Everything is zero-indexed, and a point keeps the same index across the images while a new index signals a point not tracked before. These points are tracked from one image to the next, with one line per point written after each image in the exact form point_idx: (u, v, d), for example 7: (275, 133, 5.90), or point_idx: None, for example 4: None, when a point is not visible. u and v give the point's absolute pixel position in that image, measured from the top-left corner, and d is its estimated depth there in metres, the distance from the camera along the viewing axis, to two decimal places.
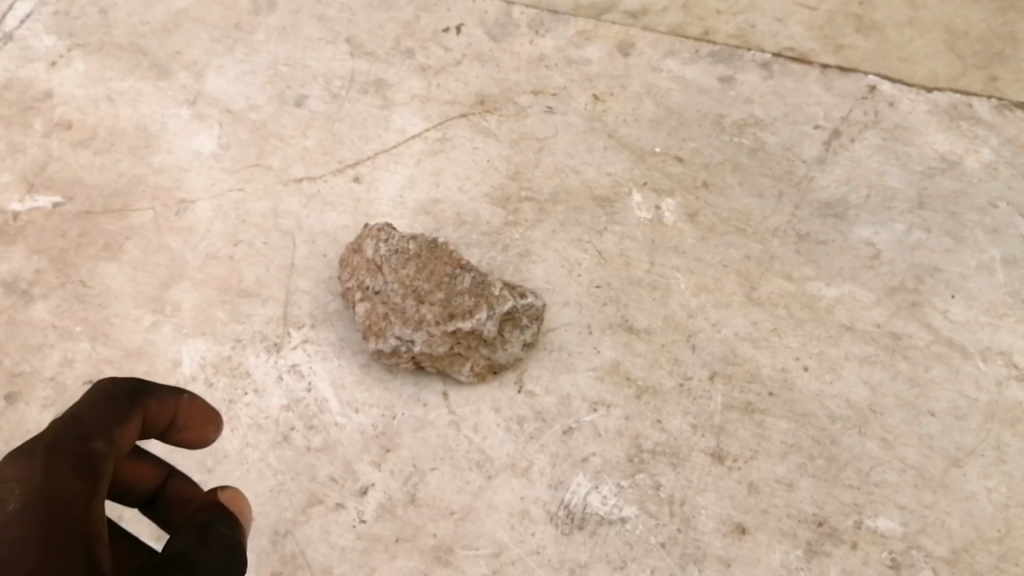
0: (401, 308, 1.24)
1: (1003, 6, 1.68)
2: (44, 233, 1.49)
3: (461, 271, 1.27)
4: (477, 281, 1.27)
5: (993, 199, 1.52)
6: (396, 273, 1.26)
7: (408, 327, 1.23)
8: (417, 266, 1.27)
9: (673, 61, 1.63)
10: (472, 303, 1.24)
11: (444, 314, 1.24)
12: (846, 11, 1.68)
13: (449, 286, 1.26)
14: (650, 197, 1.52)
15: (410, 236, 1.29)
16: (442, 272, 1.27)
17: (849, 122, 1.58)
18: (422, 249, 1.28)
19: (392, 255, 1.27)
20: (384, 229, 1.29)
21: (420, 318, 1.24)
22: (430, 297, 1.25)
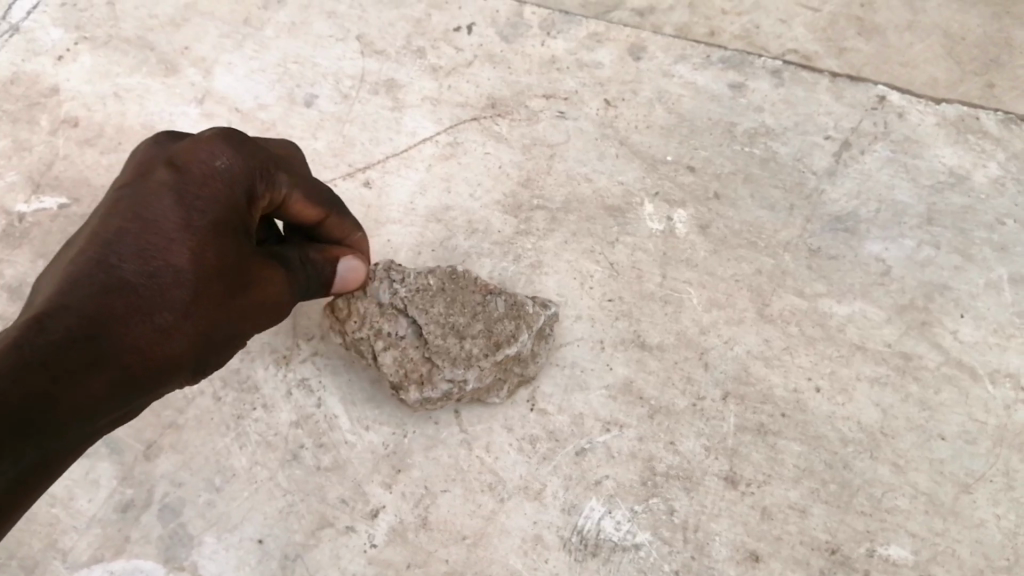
0: (447, 351, 1.23)
1: (998, 12, 1.62)
2: (49, 235, 1.48)
3: (490, 295, 1.27)
4: (508, 303, 1.27)
5: (1000, 216, 1.50)
6: (428, 311, 1.23)
7: (460, 367, 1.22)
8: (446, 300, 1.25)
9: (683, 66, 1.58)
10: (513, 326, 1.26)
11: (489, 344, 1.24)
12: (848, 14, 1.63)
13: (485, 314, 1.25)
14: (662, 207, 1.49)
15: (428, 269, 1.26)
16: (472, 302, 1.26)
17: (859, 134, 1.54)
18: (444, 280, 1.26)
19: (414, 294, 1.24)
20: (395, 270, 1.25)
21: (468, 356, 1.23)
22: (469, 330, 1.24)
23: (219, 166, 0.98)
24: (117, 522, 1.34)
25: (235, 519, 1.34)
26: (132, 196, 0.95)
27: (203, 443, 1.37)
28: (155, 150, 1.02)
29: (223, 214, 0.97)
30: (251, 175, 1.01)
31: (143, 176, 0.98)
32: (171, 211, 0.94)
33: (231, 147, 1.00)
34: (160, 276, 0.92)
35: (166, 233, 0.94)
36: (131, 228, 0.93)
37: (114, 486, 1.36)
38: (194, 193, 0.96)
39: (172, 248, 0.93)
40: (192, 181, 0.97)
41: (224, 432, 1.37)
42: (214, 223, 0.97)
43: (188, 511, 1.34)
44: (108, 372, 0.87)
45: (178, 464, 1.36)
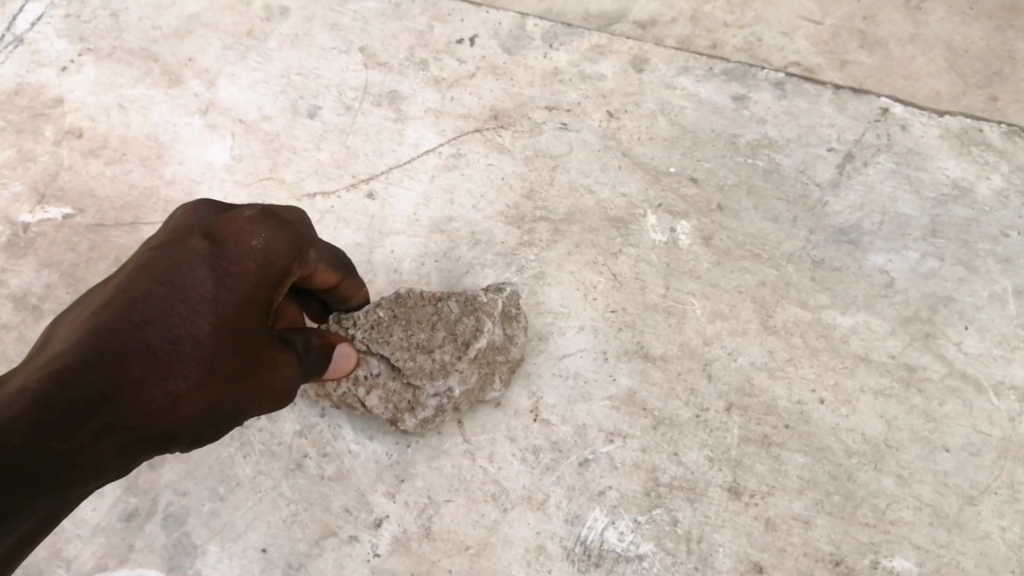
0: (422, 370, 1.23)
1: (1001, 25, 1.63)
2: (53, 246, 1.49)
3: (440, 301, 1.27)
4: (461, 303, 1.28)
5: (1004, 228, 1.50)
6: (388, 344, 1.23)
7: (440, 379, 1.23)
8: (401, 325, 1.24)
9: (686, 78, 1.59)
10: (474, 321, 1.27)
11: (459, 346, 1.25)
12: (851, 27, 1.63)
13: (443, 321, 1.26)
14: (666, 218, 1.49)
15: (373, 304, 1.25)
16: (425, 315, 1.26)
17: (862, 145, 1.55)
18: (392, 306, 1.25)
19: (369, 333, 1.23)
20: (341, 320, 1.24)
21: (443, 365, 1.24)
22: (434, 342, 1.24)
23: (256, 243, 0.87)
24: (121, 531, 1.34)
25: (239, 529, 1.33)
26: (160, 257, 0.82)
27: (207, 452, 1.37)
28: (177, 217, 0.90)
29: (251, 293, 0.85)
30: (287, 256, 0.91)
31: (173, 240, 0.85)
32: (205, 279, 0.82)
33: (269, 225, 0.90)
34: (182, 347, 0.77)
35: (196, 300, 0.80)
36: (158, 289, 0.78)
37: (118, 496, 1.36)
38: (228, 264, 0.84)
39: (196, 319, 0.79)
40: (229, 251, 0.85)
41: (227, 441, 1.37)
42: (241, 302, 0.84)
43: (191, 520, 1.34)
44: (104, 451, 0.69)
45: (181, 473, 1.36)
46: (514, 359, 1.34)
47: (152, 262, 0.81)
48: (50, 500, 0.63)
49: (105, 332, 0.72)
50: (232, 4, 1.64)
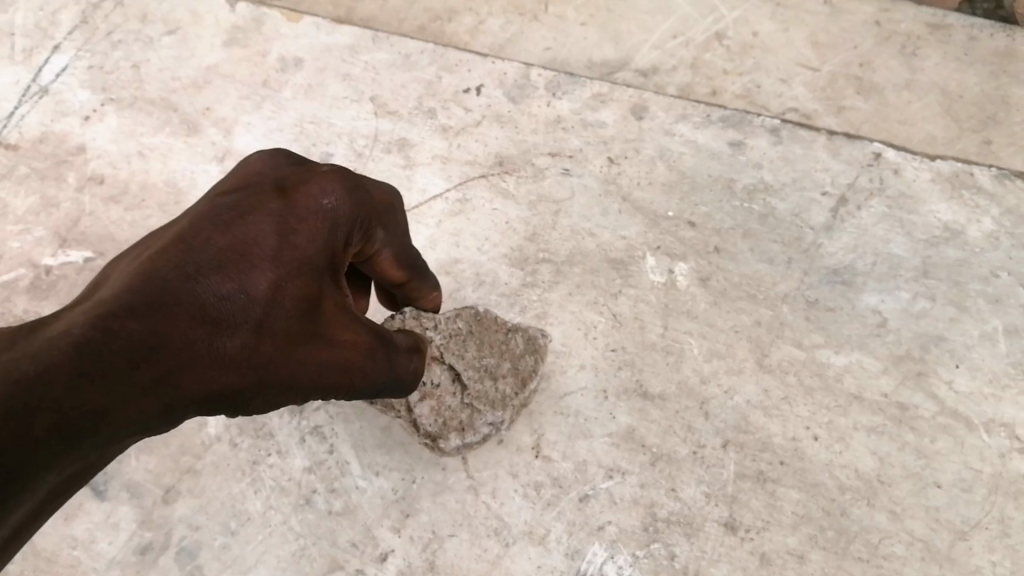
0: (487, 396, 1.27)
1: (995, 70, 1.70)
2: (75, 288, 1.54)
3: (510, 333, 1.32)
4: (525, 340, 1.34)
5: (994, 269, 1.55)
6: (461, 357, 1.27)
7: (499, 409, 1.28)
8: (475, 342, 1.29)
9: (684, 125, 1.65)
10: (533, 361, 1.33)
11: (518, 382, 1.30)
12: (847, 74, 1.71)
13: (511, 353, 1.31)
14: (664, 260, 1.55)
15: (453, 314, 1.29)
16: (496, 341, 1.30)
17: (855, 189, 1.60)
18: (471, 322, 1.30)
19: (448, 340, 1.27)
20: (424, 317, 1.27)
21: (503, 397, 1.29)
22: (500, 371, 1.29)
23: (325, 204, 0.95)
24: (135, 565, 1.38)
25: (249, 562, 1.37)
26: (226, 208, 0.90)
27: (219, 488, 1.41)
28: (255, 166, 0.98)
29: (311, 255, 0.92)
30: (351, 224, 0.97)
31: (246, 192, 0.93)
32: (268, 238, 0.89)
33: (343, 189, 0.96)
34: (236, 304, 0.84)
35: (255, 257, 0.87)
36: (220, 241, 0.86)
37: (134, 530, 1.40)
38: (293, 225, 0.91)
39: (254, 277, 0.86)
40: (296, 211, 0.93)
41: (239, 477, 1.42)
42: (302, 266, 0.91)
43: (204, 553, 1.38)
44: (148, 403, 0.75)
45: (194, 508, 1.41)
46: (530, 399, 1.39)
47: (218, 214, 0.89)
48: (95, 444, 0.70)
49: (157, 283, 0.79)
50: (249, 56, 1.71)
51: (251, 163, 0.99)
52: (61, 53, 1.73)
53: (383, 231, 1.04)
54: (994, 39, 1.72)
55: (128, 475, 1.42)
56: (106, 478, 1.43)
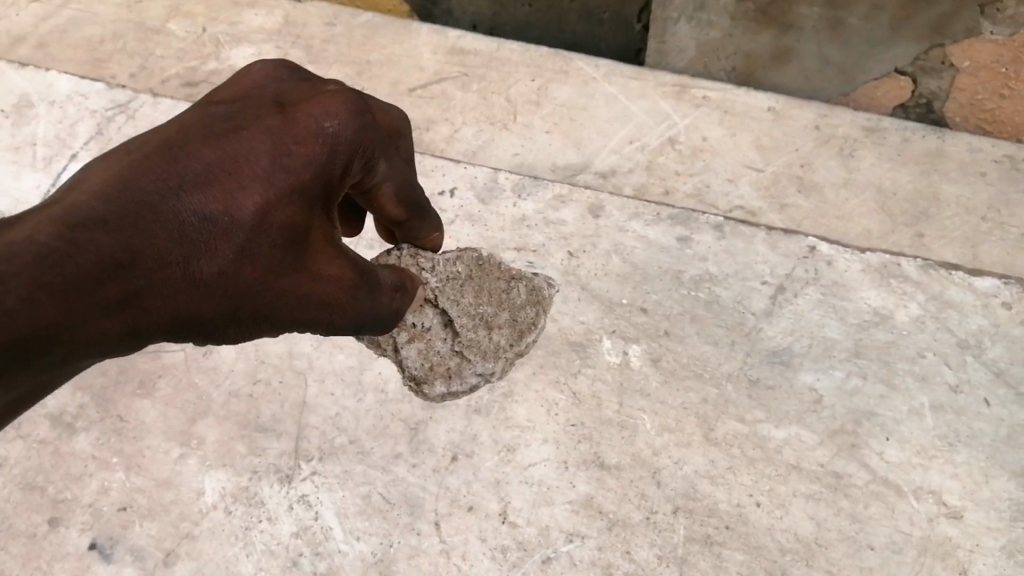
0: (478, 345, 1.38)
1: (928, 169, 1.91)
2: (87, 371, 1.69)
3: (512, 284, 1.42)
4: (528, 291, 1.43)
5: (921, 350, 1.72)
6: (456, 304, 1.37)
7: (490, 360, 1.39)
8: (473, 289, 1.39)
9: (637, 222, 1.85)
10: (534, 313, 1.43)
11: (514, 334, 1.41)
12: (789, 173, 1.92)
13: (510, 305, 1.41)
14: (619, 343, 1.71)
15: (455, 257, 1.39)
16: (495, 292, 1.41)
17: (792, 278, 1.79)
18: (471, 268, 1.40)
19: (445, 284, 1.37)
20: (426, 258, 1.36)
21: (495, 349, 1.39)
22: (496, 322, 1.39)
23: (328, 126, 1.08)
24: None
25: None
26: (228, 124, 1.05)
27: (215, 551, 1.52)
28: (268, 81, 1.12)
29: (305, 173, 1.06)
30: (351, 148, 1.09)
31: (252, 109, 1.08)
32: (261, 156, 1.04)
33: (347, 111, 1.09)
34: (216, 221, 1.00)
35: (243, 180, 1.02)
36: (210, 160, 1.02)
37: None
38: (288, 151, 1.05)
39: (238, 200, 1.01)
40: (293, 135, 1.06)
41: (233, 542, 1.53)
42: (291, 193, 1.05)
43: None
44: (108, 315, 0.94)
45: (192, 570, 1.51)
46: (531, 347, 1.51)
47: (218, 129, 1.04)
48: (53, 352, 0.90)
49: (140, 196, 0.96)
50: None
51: (259, 75, 1.12)
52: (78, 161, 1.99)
53: (385, 163, 1.16)
54: (925, 139, 1.95)
55: (132, 540, 1.54)
56: (112, 544, 1.54)
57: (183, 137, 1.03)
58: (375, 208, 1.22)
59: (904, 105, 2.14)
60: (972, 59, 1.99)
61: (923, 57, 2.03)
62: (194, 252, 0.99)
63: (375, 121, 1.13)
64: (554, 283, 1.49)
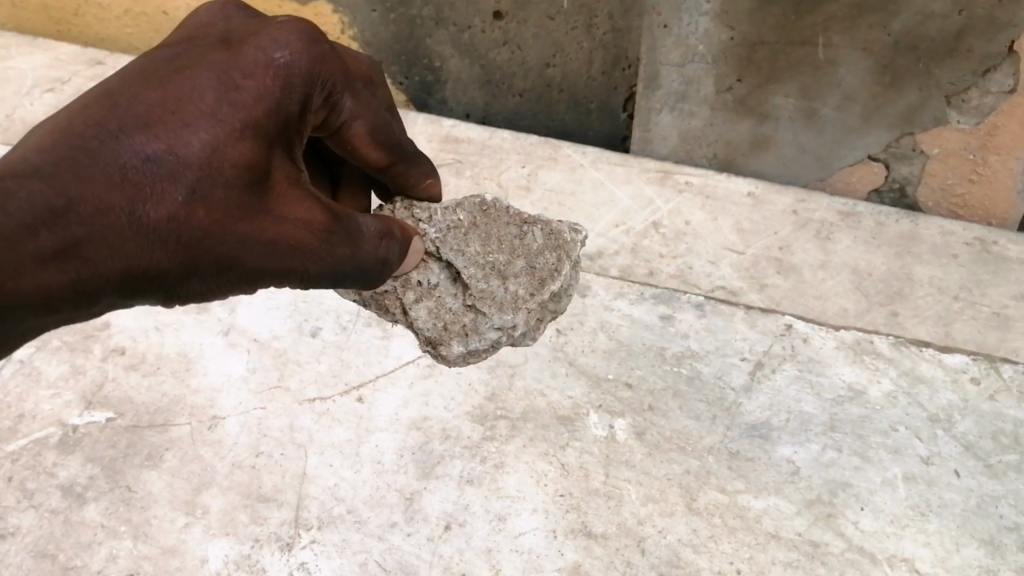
0: (492, 296, 1.38)
1: (901, 252, 2.05)
2: (97, 443, 1.77)
3: (526, 229, 1.43)
4: (545, 235, 1.43)
5: (893, 423, 1.80)
6: (461, 254, 1.39)
7: (508, 312, 1.37)
8: (479, 238, 1.41)
9: (621, 301, 1.97)
10: (554, 258, 1.42)
11: (534, 282, 1.39)
12: (768, 255, 2.05)
13: (524, 251, 1.41)
14: (605, 417, 1.80)
15: (456, 207, 1.43)
16: (506, 239, 1.42)
17: (769, 355, 1.89)
18: (476, 215, 1.43)
19: (446, 234, 1.40)
20: (423, 210, 1.41)
21: (514, 300, 1.38)
22: (509, 271, 1.40)
23: (278, 57, 1.16)
24: None
25: None
26: (173, 65, 1.13)
27: None
28: (215, 25, 1.22)
29: (254, 104, 1.13)
30: (306, 73, 1.18)
31: (197, 48, 1.16)
32: (207, 91, 1.11)
33: (295, 40, 1.18)
34: (160, 160, 1.09)
35: (188, 119, 1.10)
36: (154, 101, 1.10)
37: None
38: (235, 85, 1.13)
39: (185, 140, 1.10)
40: (240, 70, 1.14)
41: None
42: (242, 128, 1.12)
43: None
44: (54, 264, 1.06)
45: None
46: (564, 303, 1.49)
47: (164, 71, 1.13)
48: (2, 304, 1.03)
49: (79, 146, 1.07)
50: None
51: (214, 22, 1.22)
52: None
53: (351, 98, 1.27)
54: (899, 223, 2.09)
55: None
56: None
57: (131, 86, 1.12)
58: (356, 154, 1.33)
59: (878, 190, 2.28)
60: (942, 146, 2.14)
61: (895, 144, 2.17)
62: (141, 197, 1.09)
63: (332, 51, 1.23)
64: (578, 228, 1.48)
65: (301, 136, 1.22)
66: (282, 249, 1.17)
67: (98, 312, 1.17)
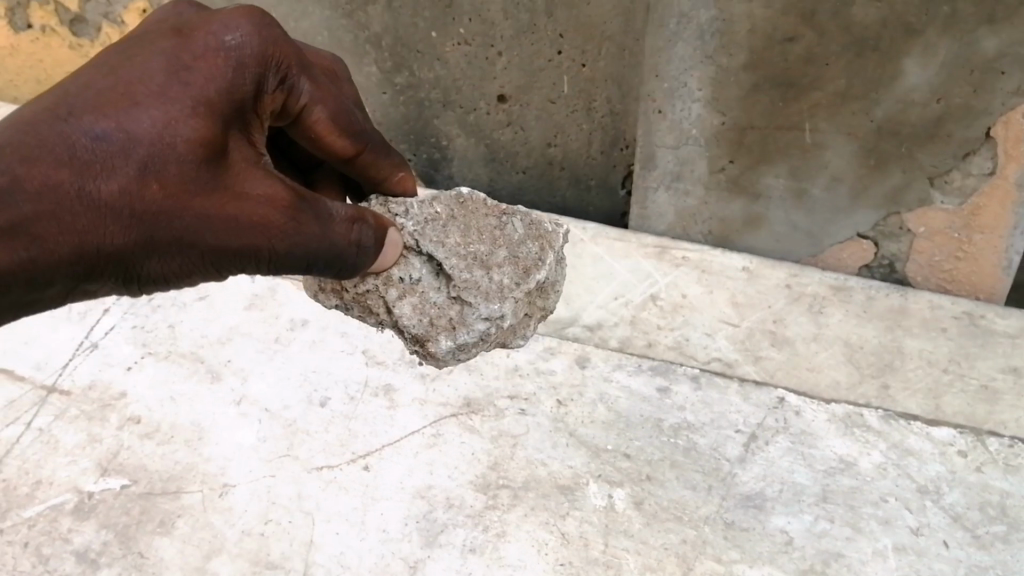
0: (477, 287, 1.46)
1: (891, 325, 2.11)
2: (111, 510, 1.82)
3: (505, 220, 1.52)
4: (524, 226, 1.52)
5: (883, 494, 1.86)
6: (442, 247, 1.47)
7: (496, 302, 1.46)
8: (459, 231, 1.49)
9: (620, 372, 2.05)
10: (535, 248, 1.52)
11: (518, 273, 1.48)
12: (763, 328, 2.12)
13: (505, 242, 1.50)
14: (604, 486, 1.85)
15: (432, 199, 1.50)
16: (486, 230, 1.50)
17: (763, 427, 1.96)
18: (453, 208, 1.50)
19: (425, 227, 1.47)
20: (400, 206, 1.49)
21: (500, 290, 1.47)
22: (493, 262, 1.48)
23: (229, 40, 1.24)
24: None
25: None
26: (125, 52, 1.22)
27: None
28: (172, 14, 1.30)
29: (205, 83, 1.21)
30: (257, 54, 1.26)
31: (153, 35, 1.24)
32: (156, 72, 1.19)
33: (246, 24, 1.26)
34: (109, 138, 1.17)
35: (137, 100, 1.18)
36: (106, 86, 1.18)
37: None
38: (187, 69, 1.20)
39: (134, 120, 1.17)
40: (191, 53, 1.21)
41: None
42: (192, 109, 1.19)
43: None
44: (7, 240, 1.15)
45: None
46: (545, 295, 1.59)
47: (116, 58, 1.21)
48: None
49: (29, 129, 1.16)
50: (265, 318, 2.12)
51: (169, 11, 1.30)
52: (110, 315, 2.15)
53: (308, 83, 1.35)
54: (888, 297, 2.15)
55: None
56: None
57: (85, 72, 1.21)
58: (321, 143, 1.41)
59: (869, 266, 2.38)
60: (928, 225, 2.23)
61: (882, 224, 2.27)
62: (90, 176, 1.17)
63: (284, 35, 1.31)
64: (557, 221, 1.58)
65: (259, 118, 1.29)
66: (239, 225, 1.25)
67: (61, 289, 1.27)
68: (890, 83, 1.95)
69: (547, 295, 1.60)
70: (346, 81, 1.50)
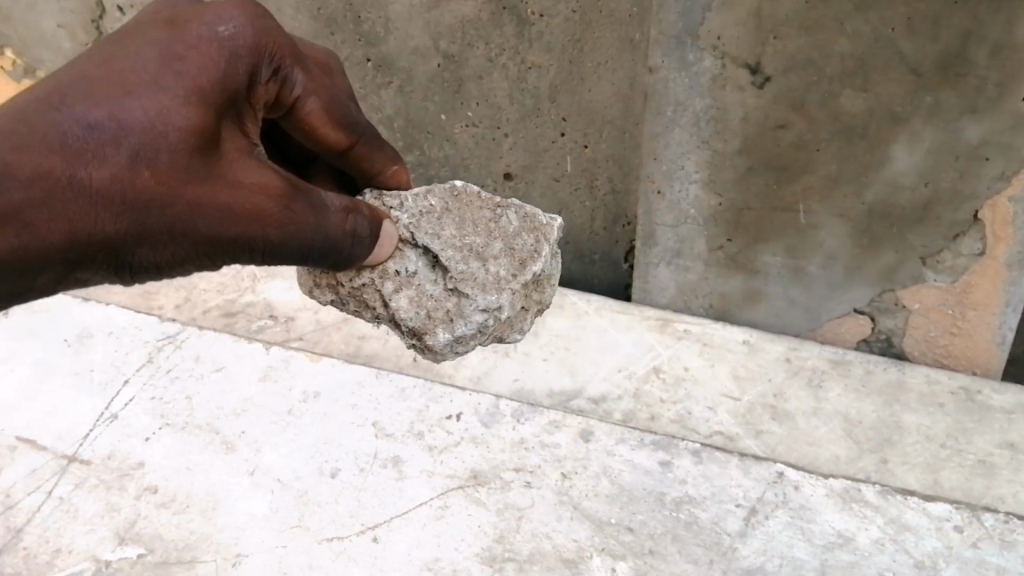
0: (474, 279, 1.55)
1: (890, 399, 2.21)
2: None
3: (500, 212, 1.61)
4: (519, 219, 1.61)
5: (881, 569, 1.88)
6: (438, 238, 1.56)
7: (492, 292, 1.54)
8: (455, 224, 1.58)
9: (623, 446, 2.09)
10: (531, 240, 1.60)
11: (514, 265, 1.57)
12: (764, 402, 2.20)
13: (500, 234, 1.59)
14: (608, 559, 1.89)
15: (426, 193, 1.60)
16: (481, 222, 1.59)
17: (763, 501, 2.00)
18: (448, 202, 1.60)
19: (421, 219, 1.57)
20: (396, 199, 1.58)
21: (496, 282, 1.55)
22: (489, 254, 1.57)
23: (222, 31, 1.31)
24: None
25: None
26: (116, 43, 1.28)
27: None
28: (163, 6, 1.36)
29: (197, 73, 1.27)
30: (250, 44, 1.33)
31: (146, 26, 1.30)
32: (149, 62, 1.25)
33: (239, 16, 1.32)
34: (102, 127, 1.23)
35: (129, 90, 1.24)
36: (98, 76, 1.24)
37: None
38: (179, 61, 1.27)
39: (126, 109, 1.24)
40: (184, 45, 1.28)
41: None
42: (184, 100, 1.26)
43: None
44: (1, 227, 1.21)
45: None
46: (542, 291, 1.67)
47: (108, 49, 1.27)
48: None
49: (21, 117, 1.21)
50: (278, 390, 2.19)
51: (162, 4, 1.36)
52: (130, 386, 2.22)
53: (301, 74, 1.43)
54: (887, 371, 2.27)
55: None
56: None
57: (77, 64, 1.27)
58: (315, 136, 1.50)
59: (867, 339, 2.45)
60: (922, 301, 2.30)
61: (877, 299, 2.34)
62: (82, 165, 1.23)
63: (277, 28, 1.38)
64: (552, 214, 1.66)
65: (252, 107, 1.37)
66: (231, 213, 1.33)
67: (53, 276, 1.33)
68: (879, 167, 2.05)
69: (544, 290, 1.68)
70: (337, 74, 1.58)
